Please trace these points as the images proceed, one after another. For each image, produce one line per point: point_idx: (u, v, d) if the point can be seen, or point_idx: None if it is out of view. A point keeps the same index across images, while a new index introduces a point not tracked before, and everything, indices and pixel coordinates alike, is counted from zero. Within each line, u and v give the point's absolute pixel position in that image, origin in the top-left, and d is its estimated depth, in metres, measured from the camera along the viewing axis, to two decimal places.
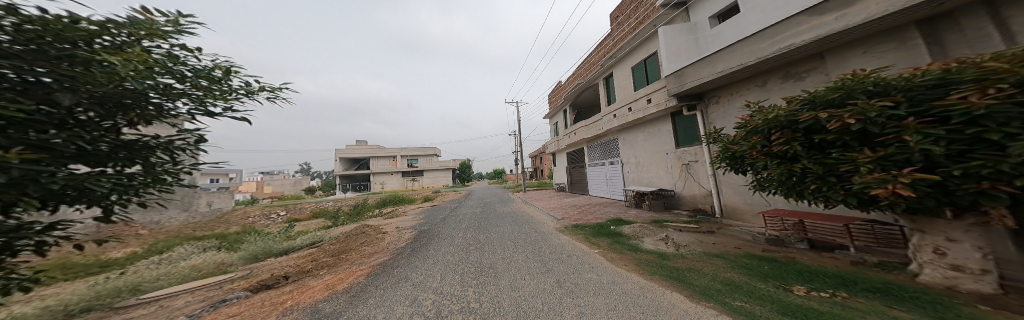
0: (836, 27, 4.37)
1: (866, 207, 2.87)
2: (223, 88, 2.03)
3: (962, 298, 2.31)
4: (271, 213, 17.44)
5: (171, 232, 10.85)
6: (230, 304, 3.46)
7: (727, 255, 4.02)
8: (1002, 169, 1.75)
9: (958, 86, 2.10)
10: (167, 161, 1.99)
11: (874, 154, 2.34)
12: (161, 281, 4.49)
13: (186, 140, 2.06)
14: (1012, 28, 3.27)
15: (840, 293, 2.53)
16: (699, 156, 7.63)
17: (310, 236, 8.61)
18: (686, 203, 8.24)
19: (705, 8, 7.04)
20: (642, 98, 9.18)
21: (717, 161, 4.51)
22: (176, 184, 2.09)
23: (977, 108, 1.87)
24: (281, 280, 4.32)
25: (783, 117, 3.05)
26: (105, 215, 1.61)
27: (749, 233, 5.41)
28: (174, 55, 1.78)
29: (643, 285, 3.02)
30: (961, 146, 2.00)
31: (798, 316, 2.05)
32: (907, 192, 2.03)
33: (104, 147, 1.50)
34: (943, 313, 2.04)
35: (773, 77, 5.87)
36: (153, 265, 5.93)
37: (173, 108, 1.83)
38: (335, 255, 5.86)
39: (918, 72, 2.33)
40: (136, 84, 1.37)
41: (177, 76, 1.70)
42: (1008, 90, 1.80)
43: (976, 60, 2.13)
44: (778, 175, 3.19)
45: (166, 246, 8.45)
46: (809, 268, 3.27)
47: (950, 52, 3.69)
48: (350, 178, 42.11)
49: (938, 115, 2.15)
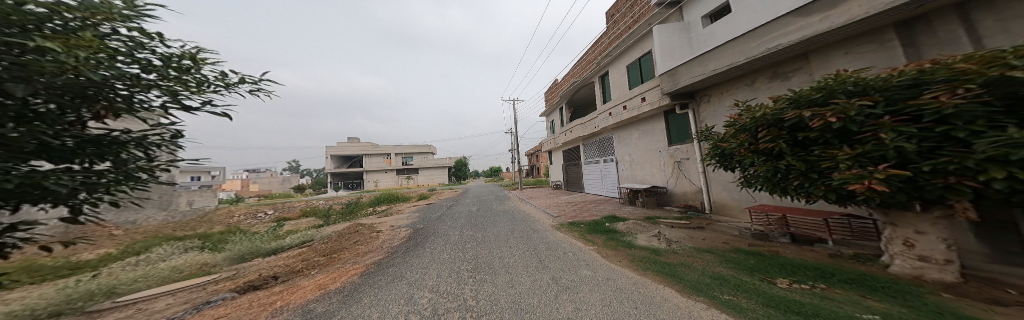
0: (821, 28, 4.53)
1: (843, 202, 3.03)
2: (197, 80, 1.90)
3: (929, 287, 2.49)
4: (257, 212, 16.80)
5: (148, 232, 10.28)
6: (215, 305, 3.34)
7: (715, 250, 4.18)
8: (967, 165, 1.88)
9: (931, 86, 2.21)
10: (141, 157, 1.89)
11: (853, 151, 2.46)
12: (139, 283, 4.28)
13: (161, 136, 1.95)
14: (980, 31, 3.47)
15: (819, 285, 2.68)
16: (690, 154, 7.83)
17: (299, 235, 8.36)
18: (678, 200, 8.46)
19: (698, 7, 7.17)
20: (637, 96, 9.27)
21: (707, 159, 4.64)
22: (152, 182, 1.98)
23: (948, 107, 1.98)
24: (270, 281, 4.21)
25: (770, 116, 3.17)
26: (72, 215, 1.51)
27: (736, 228, 5.63)
28: (137, 40, 1.63)
29: (635, 280, 3.10)
30: (932, 143, 2.12)
31: (780, 307, 2.15)
32: (883, 188, 2.15)
33: (69, 142, 1.41)
34: (912, 301, 2.19)
35: (760, 77, 6.06)
36: (129, 266, 5.62)
37: (145, 101, 1.70)
38: (327, 254, 5.71)
39: (896, 72, 2.45)
40: (93, 74, 1.24)
41: (144, 65, 1.56)
42: (975, 90, 1.92)
43: (948, 61, 2.24)
44: (764, 172, 3.33)
45: (143, 247, 8.03)
46: (791, 261, 3.44)
47: (923, 54, 3.89)
48: (340, 176, 41.13)
49: (911, 114, 2.27)
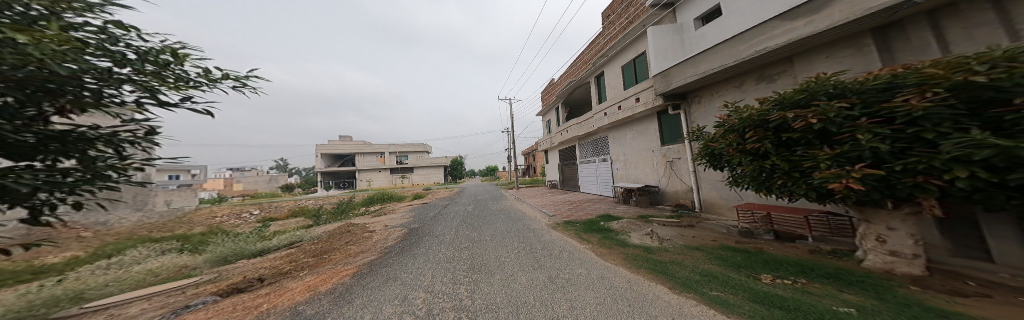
0: (805, 32, 4.72)
1: (823, 200, 3.18)
2: (175, 75, 1.77)
3: (899, 280, 2.66)
4: (242, 212, 16.11)
5: (121, 234, 9.68)
6: (196, 309, 3.20)
7: (704, 247, 4.34)
8: (935, 164, 2.00)
9: (903, 90, 2.35)
10: (112, 155, 1.76)
11: (833, 152, 2.58)
12: (109, 287, 4.02)
13: (133, 132, 1.82)
14: (947, 38, 3.69)
15: (799, 280, 2.81)
16: (682, 154, 8.04)
17: (288, 235, 8.07)
18: (670, 199, 8.68)
19: (691, 9, 7.32)
20: (631, 97, 9.44)
21: (697, 158, 4.76)
22: (123, 182, 1.85)
23: (917, 110, 2.11)
24: (255, 283, 4.06)
25: (756, 116, 3.30)
26: (34, 217, 1.38)
27: (724, 225, 5.85)
28: (110, 33, 1.51)
29: (629, 278, 3.17)
30: (903, 144, 2.25)
31: (764, 302, 2.25)
32: (859, 187, 2.27)
33: (30, 138, 1.28)
34: (883, 294, 2.34)
35: (748, 80, 6.27)
36: (99, 270, 5.28)
37: (116, 96, 1.57)
38: (317, 255, 5.55)
39: (871, 76, 2.58)
40: (61, 69, 1.15)
41: (117, 59, 1.45)
42: (941, 94, 2.05)
43: (918, 66, 2.39)
44: (751, 171, 3.45)
45: (116, 249, 7.57)
46: (774, 257, 3.60)
47: (896, 59, 4.11)
48: (331, 176, 40.00)
49: (885, 116, 2.40)
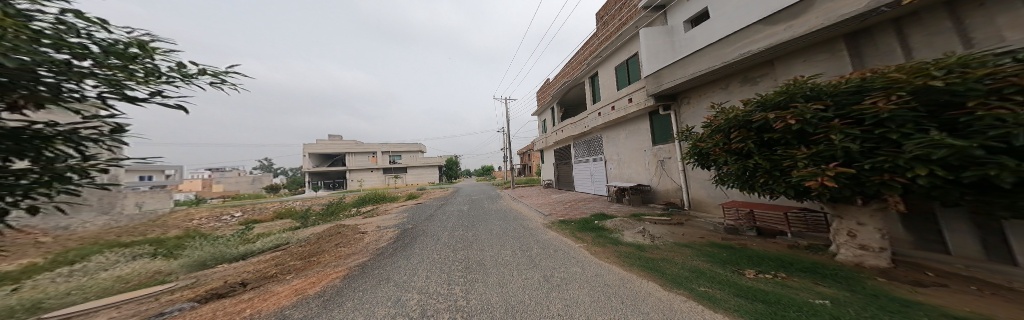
0: (784, 37, 4.95)
1: (800, 197, 3.36)
2: (144, 69, 1.64)
3: (867, 272, 2.87)
4: (223, 215, 15.28)
5: (85, 239, 8.98)
6: (171, 317, 3.02)
7: (693, 244, 4.51)
8: (899, 163, 2.16)
9: (871, 93, 2.52)
10: (72, 155, 1.60)
11: (809, 151, 2.73)
12: (72, 296, 3.72)
13: (98, 129, 1.67)
14: (910, 45, 3.96)
15: (779, 274, 2.98)
16: (672, 153, 8.27)
17: (273, 238, 7.74)
18: (661, 197, 8.94)
19: (681, 12, 7.51)
20: (624, 97, 9.62)
21: (685, 157, 4.91)
22: (85, 184, 1.69)
23: (883, 112, 2.27)
24: (236, 288, 3.87)
25: (740, 117, 3.44)
26: None
27: (711, 223, 6.10)
28: (68, 23, 1.38)
29: (622, 276, 3.25)
30: (871, 144, 2.41)
31: (748, 297, 2.36)
32: (833, 185, 2.42)
33: None
34: (853, 286, 2.51)
35: (733, 82, 6.52)
36: (60, 278, 4.87)
37: (76, 91, 1.43)
38: (304, 258, 5.35)
39: (844, 79, 2.74)
40: (7, 60, 1.04)
41: (78, 51, 1.33)
42: (904, 97, 2.21)
43: (883, 71, 2.55)
44: (735, 170, 3.59)
45: (80, 255, 7.02)
46: (756, 253, 3.79)
47: (866, 64, 4.39)
48: (320, 176, 38.59)
49: (856, 118, 2.56)
